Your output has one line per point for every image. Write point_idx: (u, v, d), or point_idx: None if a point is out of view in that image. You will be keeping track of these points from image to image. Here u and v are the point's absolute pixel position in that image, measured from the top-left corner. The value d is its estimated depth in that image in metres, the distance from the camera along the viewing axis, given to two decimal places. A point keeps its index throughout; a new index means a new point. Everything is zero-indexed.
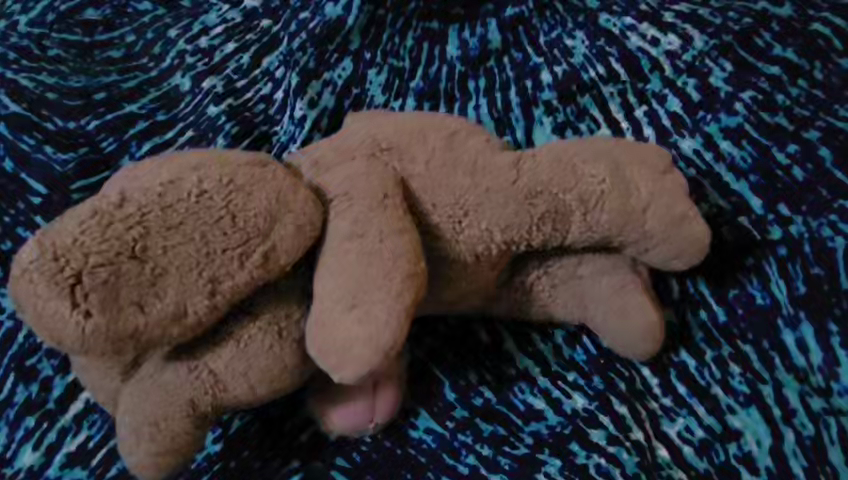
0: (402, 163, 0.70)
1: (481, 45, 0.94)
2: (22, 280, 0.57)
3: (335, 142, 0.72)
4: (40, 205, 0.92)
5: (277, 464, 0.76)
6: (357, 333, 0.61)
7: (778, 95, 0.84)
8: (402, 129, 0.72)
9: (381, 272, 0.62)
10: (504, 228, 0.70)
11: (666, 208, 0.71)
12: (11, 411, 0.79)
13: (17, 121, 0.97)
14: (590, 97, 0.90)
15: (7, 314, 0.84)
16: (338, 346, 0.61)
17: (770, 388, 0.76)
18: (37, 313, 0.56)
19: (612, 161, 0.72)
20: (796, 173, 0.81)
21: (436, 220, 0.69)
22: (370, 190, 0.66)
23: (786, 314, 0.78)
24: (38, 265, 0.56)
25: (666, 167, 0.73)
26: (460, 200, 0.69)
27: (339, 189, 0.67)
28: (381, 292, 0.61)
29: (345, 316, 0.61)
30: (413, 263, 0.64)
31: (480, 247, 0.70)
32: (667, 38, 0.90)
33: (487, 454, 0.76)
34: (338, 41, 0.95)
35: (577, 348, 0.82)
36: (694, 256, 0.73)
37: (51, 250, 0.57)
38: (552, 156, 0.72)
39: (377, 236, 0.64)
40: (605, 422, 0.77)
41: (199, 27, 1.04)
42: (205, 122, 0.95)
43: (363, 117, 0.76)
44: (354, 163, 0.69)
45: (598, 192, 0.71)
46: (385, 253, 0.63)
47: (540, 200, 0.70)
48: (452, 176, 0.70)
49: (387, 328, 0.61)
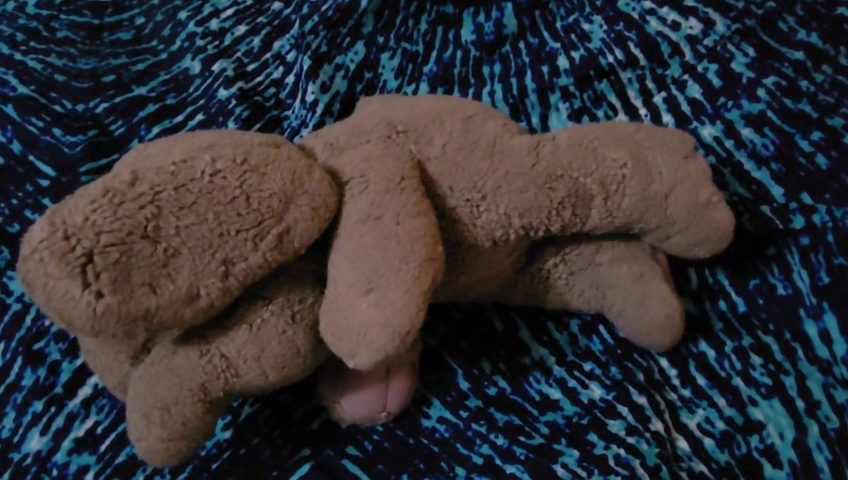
0: (418, 146, 0.68)
1: (496, 29, 0.93)
2: (31, 260, 0.54)
3: (349, 125, 0.70)
4: (48, 188, 0.89)
5: (287, 451, 0.74)
6: (372, 317, 0.59)
7: (802, 81, 0.82)
8: (418, 111, 0.70)
9: (397, 256, 0.61)
10: (522, 213, 0.68)
11: (689, 193, 0.69)
12: (18, 396, 0.78)
13: (25, 103, 0.95)
14: (608, 82, 0.88)
15: (14, 298, 0.83)
16: (353, 331, 0.59)
17: (792, 379, 0.74)
18: (46, 294, 0.54)
19: (634, 145, 0.71)
20: (819, 160, 0.79)
21: (454, 204, 0.68)
22: (386, 172, 0.65)
23: (809, 305, 0.76)
24: (47, 244, 0.54)
25: (689, 153, 0.72)
26: (478, 184, 0.67)
27: (354, 172, 0.65)
28: (397, 276, 0.60)
29: (360, 300, 0.60)
30: (431, 247, 0.62)
31: (498, 232, 0.69)
32: (688, 23, 0.88)
33: (502, 444, 0.74)
34: (350, 24, 0.93)
35: (592, 337, 0.81)
36: (719, 243, 0.71)
37: (62, 229, 0.55)
38: (572, 139, 0.70)
39: (394, 219, 0.62)
40: (623, 412, 0.75)
41: (209, 9, 1.03)
42: (215, 106, 0.94)
43: (377, 99, 0.74)
44: (370, 145, 0.67)
45: (620, 177, 0.69)
46: (401, 236, 0.61)
47: (560, 185, 0.68)
48: (470, 158, 0.68)
49: (403, 313, 0.59)
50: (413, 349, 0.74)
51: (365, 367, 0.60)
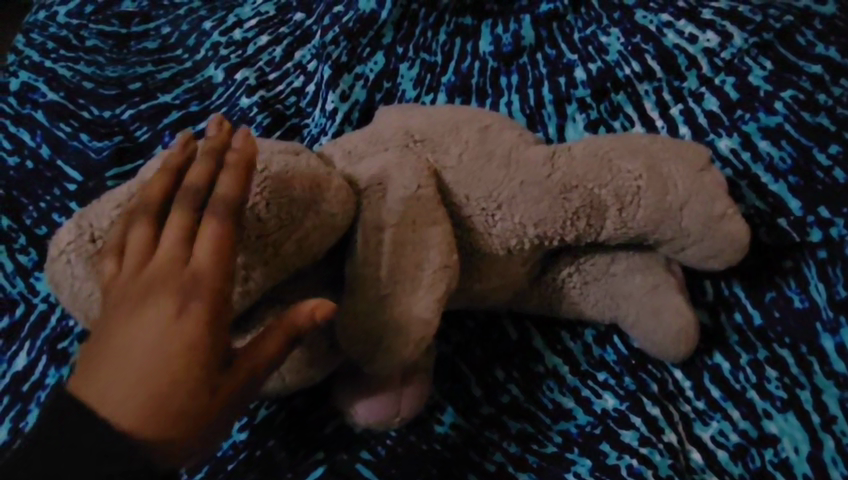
0: (435, 155, 0.69)
1: (514, 41, 0.94)
2: (59, 262, 0.57)
3: (367, 134, 0.72)
4: (75, 192, 0.92)
5: (302, 454, 0.76)
6: (389, 323, 0.62)
7: (820, 94, 0.83)
8: (435, 121, 0.71)
9: (413, 263, 0.63)
10: (537, 223, 0.68)
11: (705, 205, 0.70)
12: (41, 393, 0.80)
13: (54, 109, 0.98)
14: (625, 94, 0.89)
15: (41, 298, 0.86)
16: (369, 335, 0.62)
17: (808, 393, 0.74)
18: (74, 295, 0.57)
19: (649, 157, 0.71)
20: (837, 174, 0.79)
21: (469, 213, 0.68)
22: (403, 180, 0.65)
23: (826, 319, 0.76)
24: (75, 247, 0.56)
25: (705, 165, 0.73)
26: (494, 193, 0.68)
27: (371, 180, 0.66)
28: (414, 284, 0.63)
29: (377, 304, 0.62)
30: (445, 255, 0.64)
31: (513, 241, 0.69)
32: (705, 36, 0.88)
33: (514, 452, 0.75)
34: (371, 35, 0.95)
35: (606, 348, 0.80)
36: (733, 254, 0.72)
37: (88, 233, 0.57)
38: (587, 151, 0.72)
39: (411, 226, 0.64)
40: (636, 423, 0.75)
41: (233, 20, 1.05)
42: (237, 113, 0.96)
43: (396, 110, 0.75)
44: (387, 153, 0.69)
45: (635, 187, 0.70)
46: (419, 241, 0.64)
47: (575, 195, 0.69)
48: (485, 168, 0.69)
49: (420, 319, 0.62)
50: (427, 355, 0.74)
51: (382, 371, 0.64)
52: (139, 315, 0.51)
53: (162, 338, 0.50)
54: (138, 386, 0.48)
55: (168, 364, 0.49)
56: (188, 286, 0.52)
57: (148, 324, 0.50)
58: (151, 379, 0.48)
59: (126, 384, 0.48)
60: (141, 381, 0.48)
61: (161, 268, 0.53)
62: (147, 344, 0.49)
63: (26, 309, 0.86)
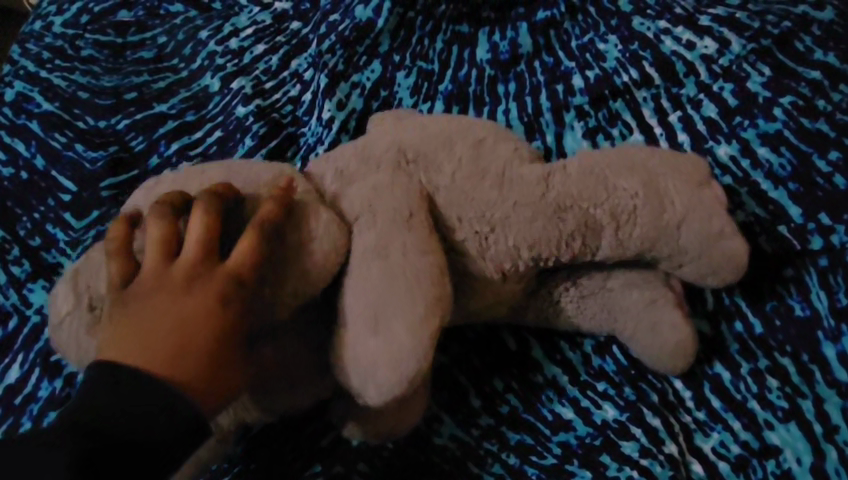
0: (428, 175, 0.69)
1: (511, 49, 0.94)
2: (62, 326, 0.61)
3: (359, 149, 0.71)
4: (69, 202, 0.92)
5: (298, 468, 0.74)
6: (380, 355, 0.59)
7: (819, 100, 0.82)
8: (428, 136, 0.71)
9: (403, 292, 0.61)
10: (531, 244, 0.68)
11: (702, 222, 0.69)
12: (34, 406, 0.79)
13: (49, 120, 0.98)
14: (623, 101, 0.88)
15: (33, 310, 0.86)
16: (361, 367, 0.60)
17: (810, 403, 0.73)
18: (79, 355, 0.61)
19: (647, 173, 0.70)
20: (837, 180, 0.78)
21: (462, 236, 0.67)
22: (396, 207, 0.65)
23: (828, 327, 0.75)
24: (76, 314, 0.60)
25: (704, 181, 0.72)
26: (487, 214, 0.67)
27: (362, 206, 0.65)
28: (404, 315, 0.60)
29: (368, 335, 0.60)
30: (438, 284, 0.62)
31: (507, 263, 0.68)
32: (703, 42, 0.88)
33: (514, 464, 0.74)
34: (367, 43, 0.94)
35: (606, 358, 0.79)
36: (731, 272, 0.72)
37: (87, 298, 0.60)
38: (583, 168, 0.70)
39: (401, 253, 0.62)
40: (636, 434, 0.74)
41: (229, 28, 1.04)
42: (233, 123, 0.95)
43: (389, 124, 0.74)
44: (379, 175, 0.68)
45: (630, 207, 0.69)
46: (407, 273, 0.62)
47: (569, 215, 0.68)
48: (478, 187, 0.68)
49: (411, 352, 0.59)
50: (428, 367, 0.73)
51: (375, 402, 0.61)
52: (169, 298, 0.56)
53: (185, 325, 0.55)
54: (170, 367, 0.54)
55: (191, 343, 0.55)
56: (221, 283, 0.57)
57: (178, 307, 0.56)
58: (180, 360, 0.54)
59: (151, 356, 0.54)
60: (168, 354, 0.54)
61: (184, 265, 0.57)
62: (177, 329, 0.55)
63: (19, 322, 0.85)
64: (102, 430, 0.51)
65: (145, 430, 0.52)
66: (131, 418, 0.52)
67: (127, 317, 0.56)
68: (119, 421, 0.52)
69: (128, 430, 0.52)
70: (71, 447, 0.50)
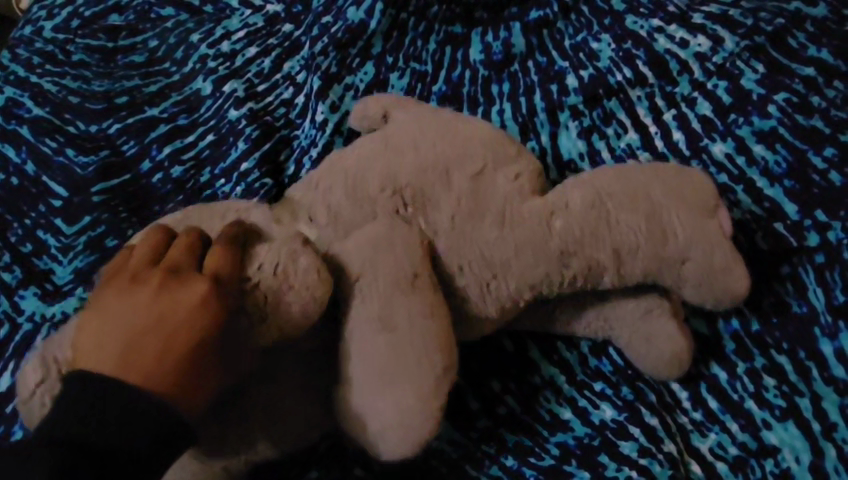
0: (426, 218, 0.68)
1: (504, 49, 0.93)
2: (33, 402, 0.60)
3: (351, 181, 0.69)
4: (60, 208, 0.91)
5: (296, 472, 0.74)
6: (390, 418, 0.61)
7: (814, 97, 0.82)
8: (423, 165, 0.69)
9: (413, 357, 0.62)
10: (532, 286, 0.68)
11: (705, 257, 0.68)
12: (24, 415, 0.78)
13: (40, 125, 0.97)
14: (617, 100, 0.88)
15: (24, 317, 0.85)
16: (371, 427, 0.62)
17: (808, 401, 0.72)
18: None
19: (649, 205, 0.69)
20: (833, 177, 0.78)
21: (462, 283, 0.68)
22: (397, 266, 0.64)
23: (824, 324, 0.74)
24: (46, 386, 0.59)
25: (713, 208, 0.70)
26: (488, 259, 0.67)
27: (362, 265, 0.65)
28: (414, 377, 0.61)
29: (378, 399, 0.61)
30: (446, 346, 0.63)
31: (508, 303, 0.69)
32: (696, 40, 0.87)
33: (511, 465, 0.74)
34: (360, 45, 0.93)
35: (602, 358, 0.79)
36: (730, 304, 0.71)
37: (55, 368, 0.60)
38: (585, 203, 0.69)
39: (407, 318, 0.63)
40: (635, 434, 0.74)
41: (221, 31, 1.03)
42: (226, 126, 0.95)
43: (378, 137, 0.72)
44: (376, 224, 0.67)
45: (632, 242, 0.68)
46: (414, 333, 0.62)
47: (572, 256, 0.68)
48: (479, 228, 0.68)
49: (419, 416, 0.61)
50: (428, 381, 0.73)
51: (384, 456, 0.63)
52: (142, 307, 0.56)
53: (162, 330, 0.55)
54: (153, 374, 0.54)
55: (170, 347, 0.55)
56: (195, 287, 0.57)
57: (153, 313, 0.56)
58: (159, 366, 0.54)
59: (132, 364, 0.54)
60: (149, 360, 0.54)
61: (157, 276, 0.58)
62: (153, 334, 0.55)
63: (9, 329, 0.84)
64: (85, 440, 0.51)
65: (127, 438, 0.51)
66: (115, 425, 0.52)
67: (101, 332, 0.56)
68: (100, 431, 0.51)
69: (111, 438, 0.51)
70: (54, 462, 0.50)
